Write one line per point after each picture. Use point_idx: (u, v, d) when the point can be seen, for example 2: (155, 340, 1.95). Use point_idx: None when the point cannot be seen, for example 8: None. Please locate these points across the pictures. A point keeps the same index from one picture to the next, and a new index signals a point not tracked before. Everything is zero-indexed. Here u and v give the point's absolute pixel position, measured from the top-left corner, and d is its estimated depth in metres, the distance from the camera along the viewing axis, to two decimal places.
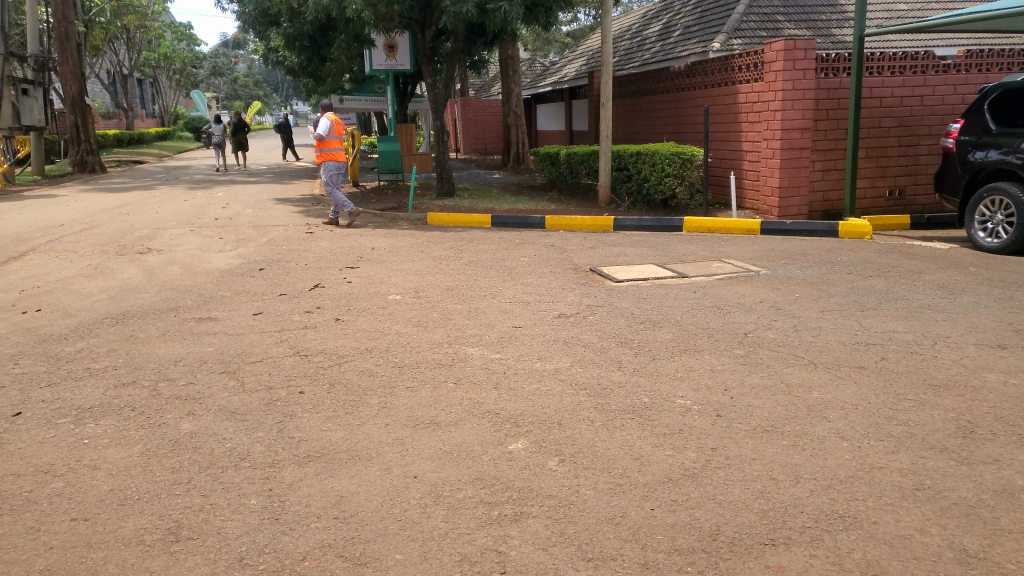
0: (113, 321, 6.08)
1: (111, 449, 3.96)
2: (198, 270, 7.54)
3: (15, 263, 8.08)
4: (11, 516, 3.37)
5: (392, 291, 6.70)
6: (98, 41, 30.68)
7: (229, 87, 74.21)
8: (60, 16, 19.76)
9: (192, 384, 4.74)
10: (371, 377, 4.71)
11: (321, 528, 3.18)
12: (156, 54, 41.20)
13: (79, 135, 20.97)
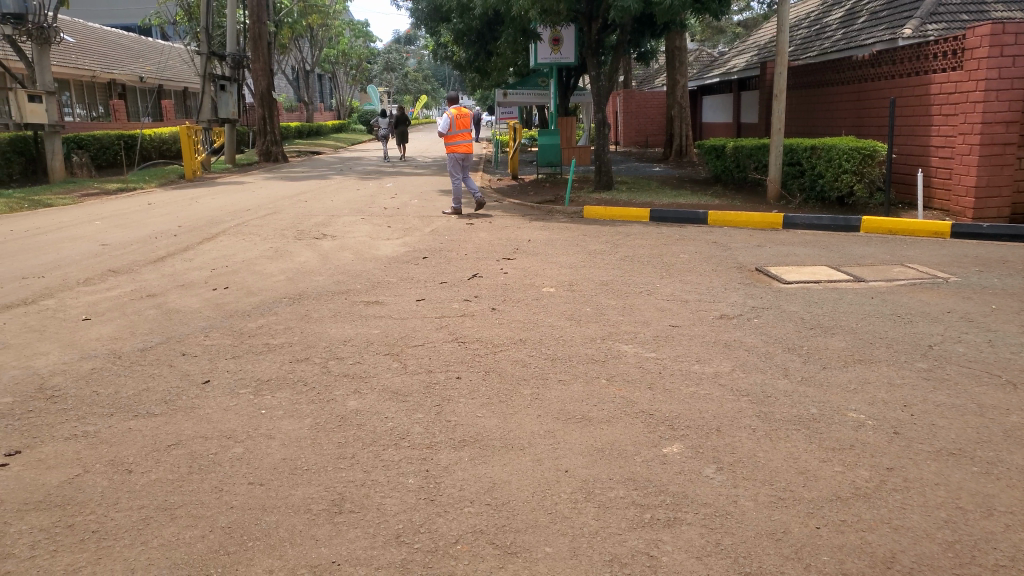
0: (290, 300, 6.53)
1: (285, 420, 4.25)
2: (366, 256, 7.95)
3: (209, 243, 8.88)
4: (200, 474, 3.71)
5: (547, 283, 6.73)
6: (285, 40, 33.14)
7: (400, 82, 77.94)
8: (255, 18, 21.49)
9: (359, 363, 5.00)
10: (525, 367, 4.75)
11: (474, 513, 3.23)
12: (336, 51, 43.96)
13: (266, 127, 22.77)
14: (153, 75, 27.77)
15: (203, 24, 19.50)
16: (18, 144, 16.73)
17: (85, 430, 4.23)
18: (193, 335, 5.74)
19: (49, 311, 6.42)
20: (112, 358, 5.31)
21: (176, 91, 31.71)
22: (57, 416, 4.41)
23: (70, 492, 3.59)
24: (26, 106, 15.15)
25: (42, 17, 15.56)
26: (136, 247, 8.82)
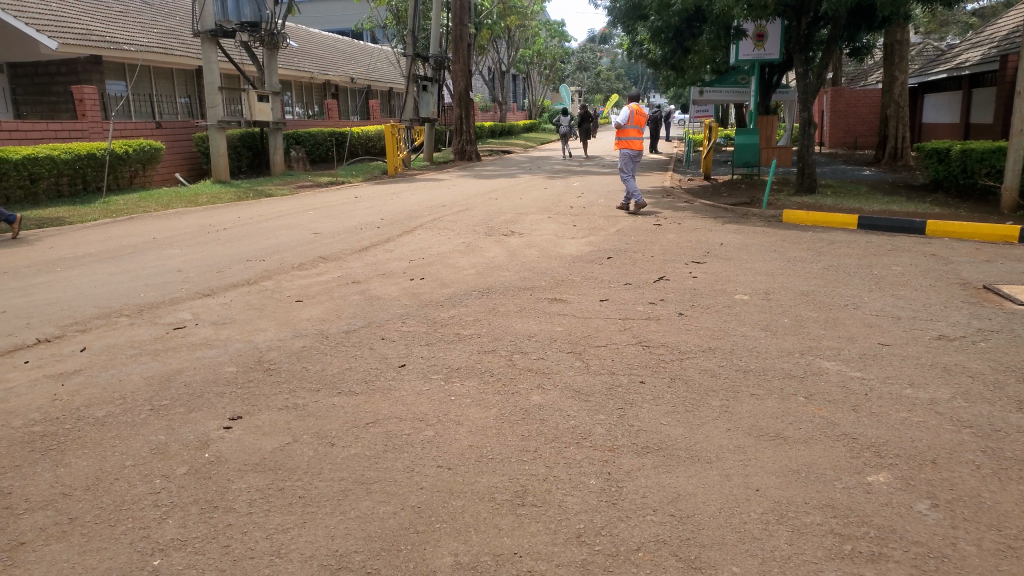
0: (479, 293, 6.73)
1: (472, 409, 4.37)
2: (553, 254, 8.03)
3: (407, 235, 9.40)
4: (393, 453, 3.91)
5: (740, 290, 6.44)
6: (484, 41, 34.37)
7: (592, 81, 78.40)
8: (458, 21, 22.43)
9: (543, 359, 5.04)
10: (714, 378, 4.56)
11: (657, 522, 3.15)
12: (531, 51, 45.03)
13: (462, 126, 23.74)
14: (363, 77, 29.87)
15: (410, 28, 20.67)
16: (248, 140, 18.66)
17: (296, 402, 4.61)
18: (391, 321, 6.09)
19: (268, 292, 7.08)
20: (320, 338, 5.75)
21: (382, 91, 33.90)
22: (273, 387, 4.84)
23: (282, 458, 3.93)
24: (255, 105, 16.83)
25: (274, 24, 17.12)
26: (343, 237, 9.52)
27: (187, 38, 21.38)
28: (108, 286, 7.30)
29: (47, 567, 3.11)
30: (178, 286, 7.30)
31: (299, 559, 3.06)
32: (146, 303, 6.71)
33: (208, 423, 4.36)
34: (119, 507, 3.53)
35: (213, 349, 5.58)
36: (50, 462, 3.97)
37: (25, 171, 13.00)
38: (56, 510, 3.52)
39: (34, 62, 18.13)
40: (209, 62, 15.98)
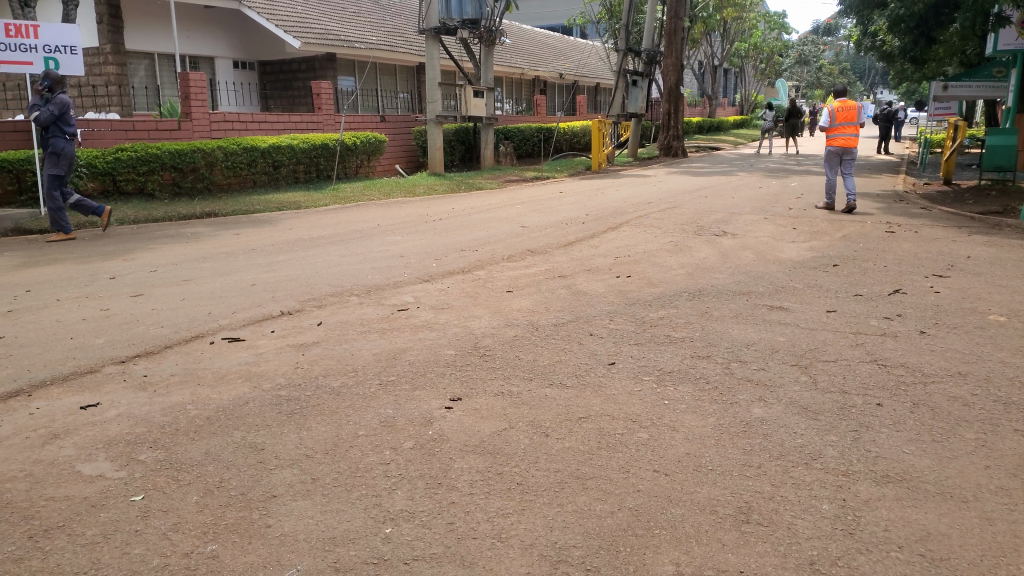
0: (691, 295, 6.54)
1: (688, 415, 4.24)
2: (770, 259, 7.62)
3: (614, 232, 9.35)
4: (608, 451, 3.88)
5: (993, 310, 5.74)
6: (697, 35, 33.47)
7: (811, 75, 73.80)
8: (673, 14, 22.00)
9: (764, 370, 4.79)
10: (967, 407, 4.09)
11: (904, 561, 2.86)
12: (747, 45, 43.24)
13: (669, 122, 23.32)
14: (572, 73, 30.22)
15: (622, 23, 20.60)
16: (462, 134, 19.52)
17: (511, 389, 4.72)
18: (600, 317, 6.07)
19: (481, 280, 7.34)
20: (531, 329, 5.86)
21: (591, 87, 34.06)
22: (488, 373, 5.00)
23: (499, 443, 4.03)
24: (471, 101, 17.63)
25: (493, 21, 17.78)
26: (550, 231, 9.66)
27: (411, 36, 22.76)
28: (339, 267, 7.93)
29: (294, 520, 3.41)
30: (399, 271, 7.76)
31: (519, 546, 3.12)
32: (372, 285, 7.20)
33: (431, 402, 4.58)
34: (353, 473, 3.80)
35: (432, 331, 5.86)
36: (293, 424, 4.36)
37: (270, 159, 14.49)
38: (300, 469, 3.86)
39: (280, 60, 20.11)
40: (432, 58, 16.94)
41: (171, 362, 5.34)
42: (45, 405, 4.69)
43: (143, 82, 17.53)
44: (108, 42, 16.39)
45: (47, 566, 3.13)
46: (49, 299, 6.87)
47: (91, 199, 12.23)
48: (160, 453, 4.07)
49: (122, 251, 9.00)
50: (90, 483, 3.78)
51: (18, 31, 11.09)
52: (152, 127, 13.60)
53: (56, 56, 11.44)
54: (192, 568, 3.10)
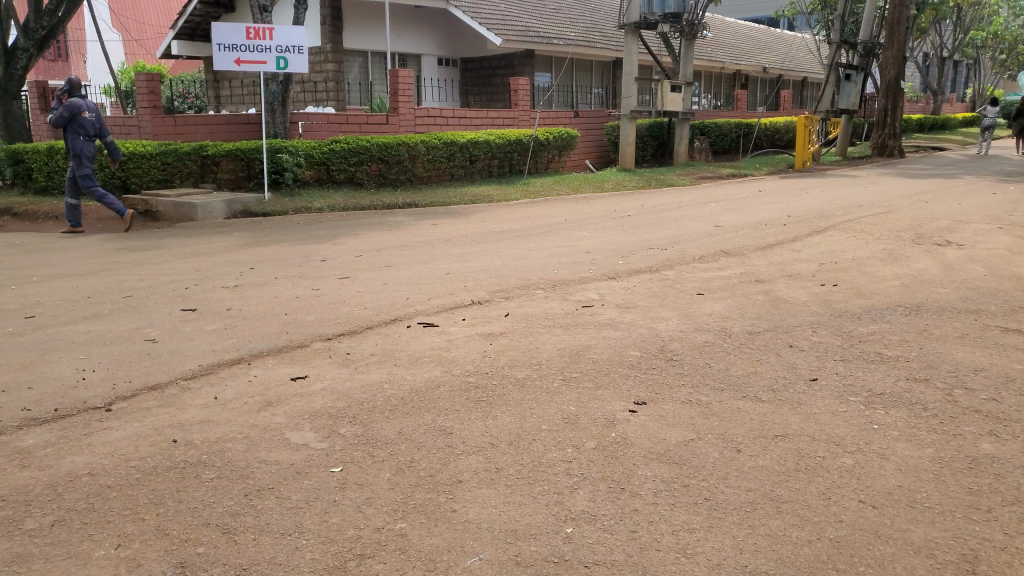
0: (907, 310, 5.94)
1: (902, 443, 3.83)
2: (1005, 274, 6.75)
3: (818, 236, 8.74)
4: (807, 475, 3.59)
5: None
6: (925, 23, 30.51)
7: None
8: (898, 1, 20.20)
9: (996, 402, 4.22)
10: None
11: None
12: (984, 33, 38.84)
13: (886, 119, 21.50)
14: (776, 66, 28.65)
15: (837, 13, 19.20)
16: (656, 129, 19.14)
17: (700, 398, 4.52)
18: (800, 328, 5.67)
19: (671, 281, 7.12)
20: (724, 335, 5.59)
21: (793, 81, 32.14)
22: (676, 379, 4.82)
23: (686, 454, 3.86)
24: (667, 95, 17.31)
25: (695, 15, 17.35)
26: (747, 232, 9.20)
27: (610, 32, 22.64)
28: (529, 260, 8.04)
29: (478, 508, 3.47)
30: (587, 267, 7.73)
31: (706, 564, 2.96)
32: (560, 280, 7.22)
33: (615, 403, 4.49)
34: (536, 467, 3.80)
35: (618, 331, 5.76)
36: (480, 411, 4.45)
37: (467, 153, 15.03)
38: (485, 457, 3.93)
39: (482, 57, 20.79)
40: (630, 53, 16.75)
41: (371, 343, 5.65)
42: (262, 373, 5.15)
43: (356, 78, 18.81)
44: (329, 42, 17.80)
45: (258, 524, 3.41)
46: (268, 277, 7.55)
47: (307, 186, 13.35)
48: (358, 428, 4.32)
49: (331, 235, 9.73)
50: (296, 451, 4.08)
51: (256, 34, 12.31)
52: (363, 120, 14.56)
53: (287, 55, 12.50)
54: (383, 543, 3.24)
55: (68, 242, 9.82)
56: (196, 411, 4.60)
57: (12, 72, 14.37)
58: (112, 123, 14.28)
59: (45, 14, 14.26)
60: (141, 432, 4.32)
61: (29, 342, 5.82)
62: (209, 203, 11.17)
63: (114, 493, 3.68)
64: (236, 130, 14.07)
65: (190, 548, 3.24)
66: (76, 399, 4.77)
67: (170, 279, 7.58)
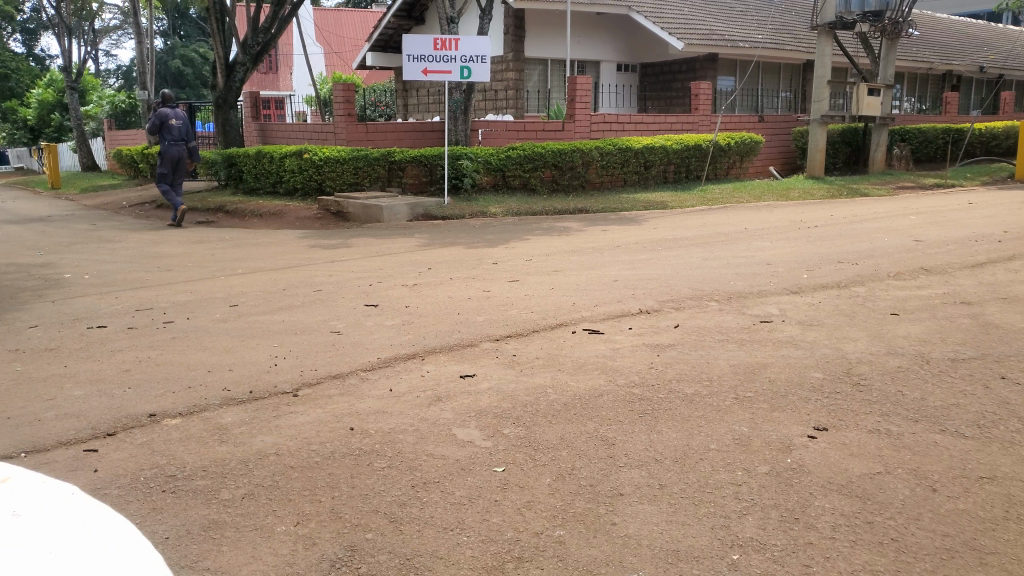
0: None
1: None
2: None
3: None
4: (1018, 526, 3.17)
5: None
6: None
7: None
8: None
9: None
10: None
11: None
12: None
13: None
14: (996, 64, 25.80)
15: None
16: (850, 135, 17.88)
17: (889, 429, 4.12)
18: (1015, 358, 5.03)
19: (860, 298, 6.59)
20: (920, 361, 5.09)
21: (1016, 80, 28.82)
22: (862, 406, 4.43)
23: (872, 488, 3.53)
24: (864, 99, 16.06)
25: (900, 13, 15.85)
26: (953, 248, 8.33)
27: (802, 33, 21.42)
28: (703, 269, 7.77)
29: (639, 523, 3.36)
30: (765, 279, 7.34)
31: None
32: (736, 292, 6.90)
33: (791, 427, 4.20)
34: (702, 487, 3.64)
35: (798, 349, 5.40)
36: (645, 424, 4.34)
37: (644, 159, 14.84)
38: (648, 473, 3.81)
39: (663, 62, 20.44)
40: (823, 54, 15.74)
41: (537, 346, 5.69)
42: (434, 369, 5.33)
43: (536, 86, 19.17)
44: (511, 51, 18.30)
45: (423, 516, 3.51)
46: (443, 277, 7.84)
47: (484, 191, 13.74)
48: (521, 430, 4.34)
49: (505, 239, 9.94)
50: (462, 447, 4.18)
51: (443, 45, 12.84)
52: (541, 126, 14.78)
53: (471, 64, 12.99)
54: (541, 549, 3.23)
55: (270, 239, 10.77)
56: (372, 401, 4.84)
57: (231, 84, 16.05)
58: (312, 130, 15.50)
59: (260, 31, 15.75)
60: (322, 418, 4.61)
61: (232, 329, 6.42)
62: (394, 206, 11.80)
63: (296, 473, 3.95)
64: (422, 136, 14.79)
65: (360, 532, 3.40)
66: (268, 382, 5.19)
67: (355, 276, 8.07)
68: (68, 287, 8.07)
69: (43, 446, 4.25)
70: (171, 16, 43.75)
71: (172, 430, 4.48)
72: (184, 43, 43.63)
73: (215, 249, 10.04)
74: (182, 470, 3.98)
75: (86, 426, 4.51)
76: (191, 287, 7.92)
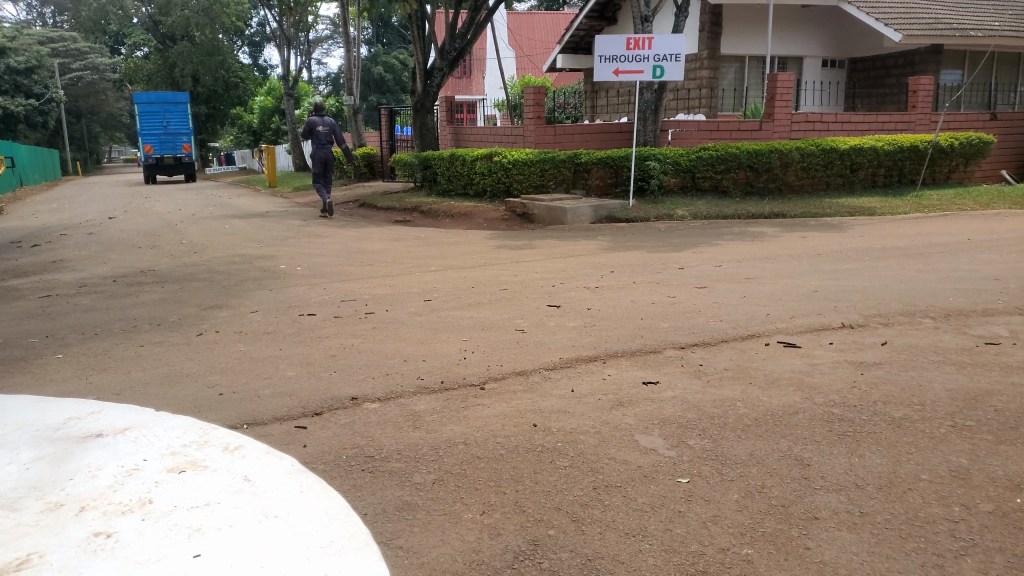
0: None
1: None
2: None
3: None
4: None
5: None
6: None
7: None
8: None
9: None
10: None
11: None
12: None
13: None
14: None
15: None
16: None
17: None
18: None
19: None
20: None
21: None
22: None
23: None
24: None
25: None
26: None
27: None
28: (916, 283, 7.13)
29: (838, 551, 3.14)
30: (992, 296, 6.59)
31: None
32: (956, 309, 6.26)
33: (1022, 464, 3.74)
34: (912, 519, 3.33)
35: None
36: (845, 446, 4.04)
37: (849, 161, 13.88)
38: (849, 498, 3.54)
39: (873, 56, 19.00)
40: None
41: (726, 357, 5.48)
42: (616, 373, 5.29)
43: (730, 84, 18.57)
44: (706, 49, 17.85)
45: (605, 519, 3.49)
46: (628, 281, 7.77)
47: (671, 194, 13.47)
48: (708, 443, 4.20)
49: (692, 243, 9.68)
50: (645, 454, 4.11)
51: (636, 44, 12.74)
52: (735, 127, 14.27)
53: (663, 63, 12.80)
54: (727, 565, 3.10)
55: (459, 237, 11.22)
56: (555, 400, 4.89)
57: (429, 87, 16.85)
58: (501, 133, 15.98)
59: (457, 37, 16.41)
60: (507, 413, 4.72)
61: (424, 322, 6.75)
62: (579, 208, 11.88)
63: (482, 464, 4.07)
64: (609, 138, 14.81)
65: (543, 528, 3.44)
66: (458, 374, 5.40)
67: (540, 276, 8.21)
68: (283, 277, 8.87)
69: (262, 420, 4.68)
70: (376, 26, 46.83)
71: (371, 413, 4.78)
72: (386, 51, 46.65)
73: (410, 246, 10.64)
74: (379, 452, 4.23)
75: (297, 404, 4.92)
76: (387, 282, 8.42)
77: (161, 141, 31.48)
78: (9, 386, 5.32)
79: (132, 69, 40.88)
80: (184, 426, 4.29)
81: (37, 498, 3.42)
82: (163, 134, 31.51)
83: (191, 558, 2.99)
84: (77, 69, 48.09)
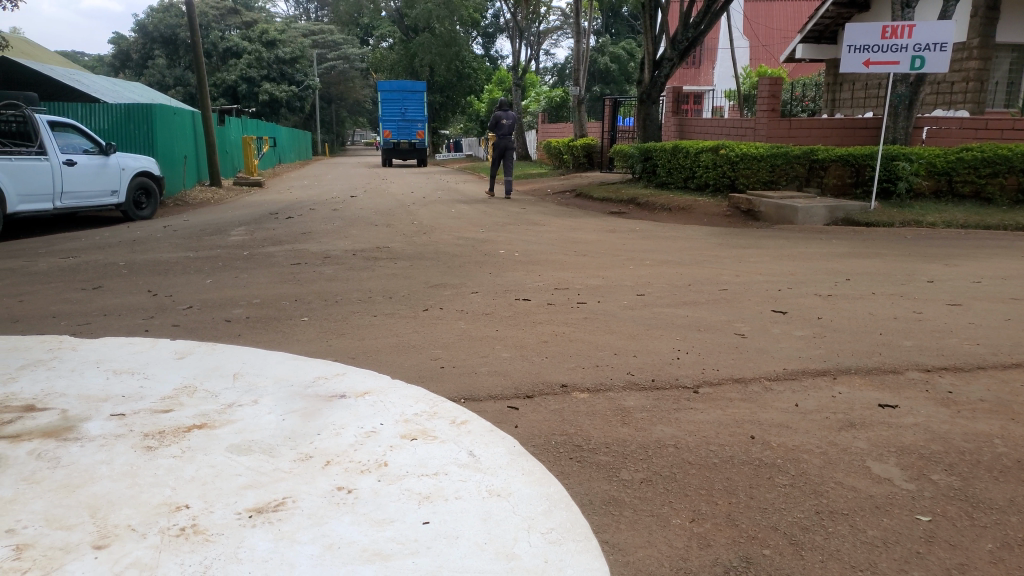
0: None
1: None
2: None
3: None
4: None
5: None
6: None
7: None
8: None
9: None
10: None
11: None
12: None
13: None
14: None
15: None
16: None
17: None
18: None
19: None
20: None
21: None
22: None
23: None
24: None
25: None
26: None
27: None
28: None
29: None
30: None
31: None
32: None
33: None
34: None
35: None
36: None
37: None
38: None
39: None
40: None
41: (983, 387, 4.85)
42: (847, 392, 4.86)
43: (1004, 78, 16.42)
44: (977, 37, 15.89)
45: (828, 547, 3.22)
46: (866, 291, 7.13)
47: (921, 197, 12.19)
48: (956, 481, 3.74)
49: (944, 255, 8.69)
50: (878, 484, 3.75)
51: (894, 33, 11.67)
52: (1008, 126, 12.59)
53: (924, 54, 11.54)
54: None
55: (678, 232, 10.94)
56: (777, 413, 4.61)
57: (657, 77, 16.55)
58: (730, 126, 15.37)
59: (690, 26, 15.97)
60: (723, 420, 4.52)
61: (638, 317, 6.66)
62: (812, 208, 11.12)
63: (694, 470, 3.93)
64: (852, 134, 13.69)
65: (757, 546, 3.24)
66: (670, 374, 5.27)
67: (765, 279, 7.78)
68: (501, 261, 9.18)
69: (478, 396, 4.87)
70: (607, 16, 46.92)
71: (581, 403, 4.79)
72: (614, 41, 46.64)
73: (626, 239, 10.56)
74: (587, 443, 4.23)
75: (510, 385, 5.05)
76: (602, 273, 8.42)
77: (399, 126, 33.93)
78: (264, 342, 5.99)
79: (378, 59, 44.44)
80: (415, 396, 4.56)
81: (291, 447, 3.80)
82: (401, 120, 33.83)
83: (420, 524, 3.16)
84: (333, 60, 53.29)
